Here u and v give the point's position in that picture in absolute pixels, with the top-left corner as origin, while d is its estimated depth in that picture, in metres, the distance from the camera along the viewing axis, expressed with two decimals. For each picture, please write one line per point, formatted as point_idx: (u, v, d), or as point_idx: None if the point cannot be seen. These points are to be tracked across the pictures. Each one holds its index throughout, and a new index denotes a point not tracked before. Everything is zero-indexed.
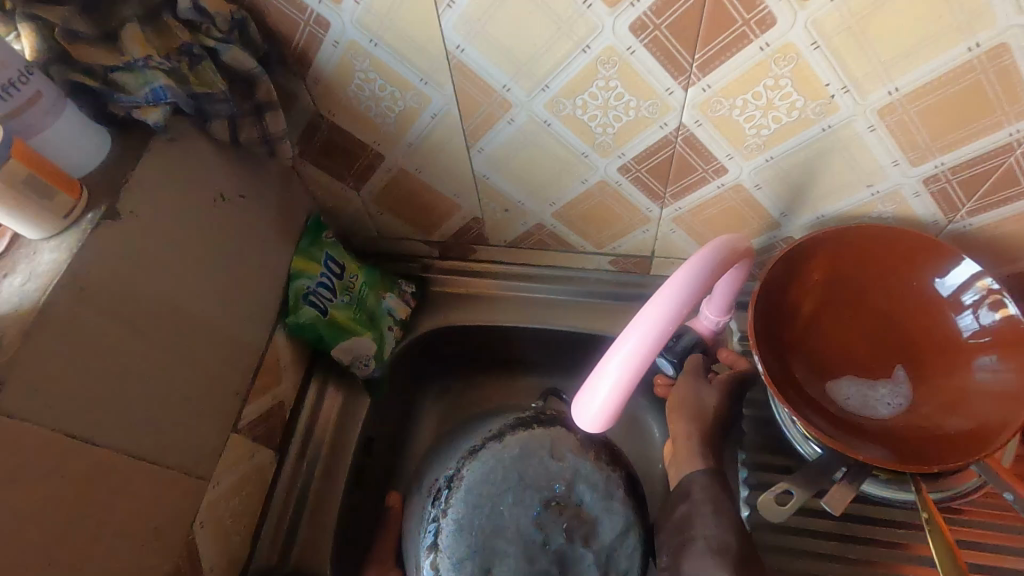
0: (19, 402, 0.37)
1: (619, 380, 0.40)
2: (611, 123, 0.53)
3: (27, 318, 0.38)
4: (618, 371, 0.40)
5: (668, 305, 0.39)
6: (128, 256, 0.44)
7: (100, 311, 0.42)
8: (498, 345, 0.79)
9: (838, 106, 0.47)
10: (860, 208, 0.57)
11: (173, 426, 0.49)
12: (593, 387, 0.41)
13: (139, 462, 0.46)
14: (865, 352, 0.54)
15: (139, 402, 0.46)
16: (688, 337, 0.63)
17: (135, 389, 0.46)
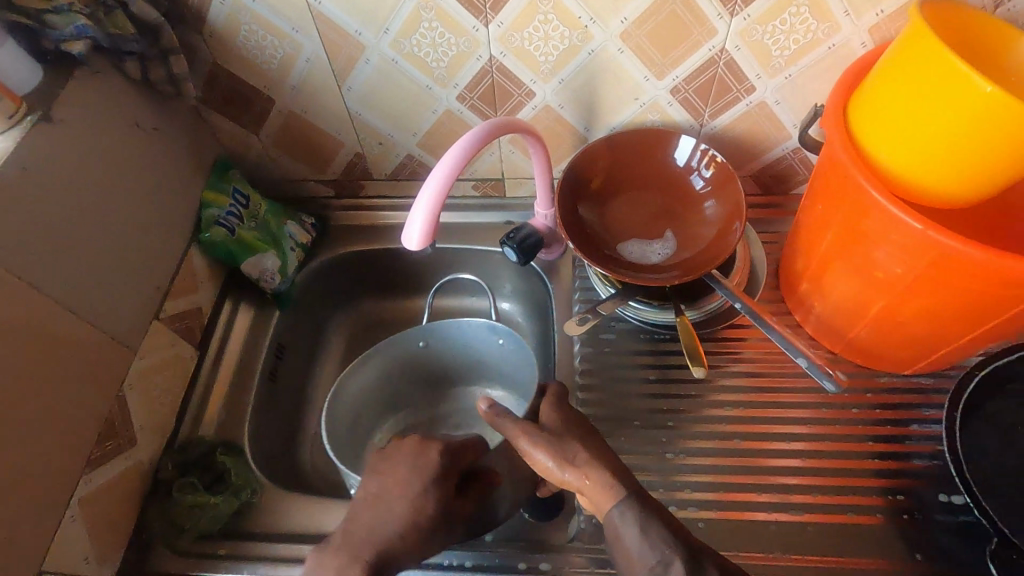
0: None
1: (431, 196, 0.57)
2: (441, 58, 0.71)
3: None
4: (430, 189, 0.57)
5: (463, 142, 0.58)
6: (44, 154, 0.58)
7: (30, 187, 0.57)
8: (395, 267, 0.95)
9: (592, 34, 0.67)
10: (637, 119, 0.77)
11: (105, 296, 0.63)
12: (415, 212, 0.57)
13: (77, 317, 0.60)
14: (642, 221, 0.74)
15: (74, 269, 0.60)
16: (526, 229, 0.80)
17: (68, 258, 0.59)
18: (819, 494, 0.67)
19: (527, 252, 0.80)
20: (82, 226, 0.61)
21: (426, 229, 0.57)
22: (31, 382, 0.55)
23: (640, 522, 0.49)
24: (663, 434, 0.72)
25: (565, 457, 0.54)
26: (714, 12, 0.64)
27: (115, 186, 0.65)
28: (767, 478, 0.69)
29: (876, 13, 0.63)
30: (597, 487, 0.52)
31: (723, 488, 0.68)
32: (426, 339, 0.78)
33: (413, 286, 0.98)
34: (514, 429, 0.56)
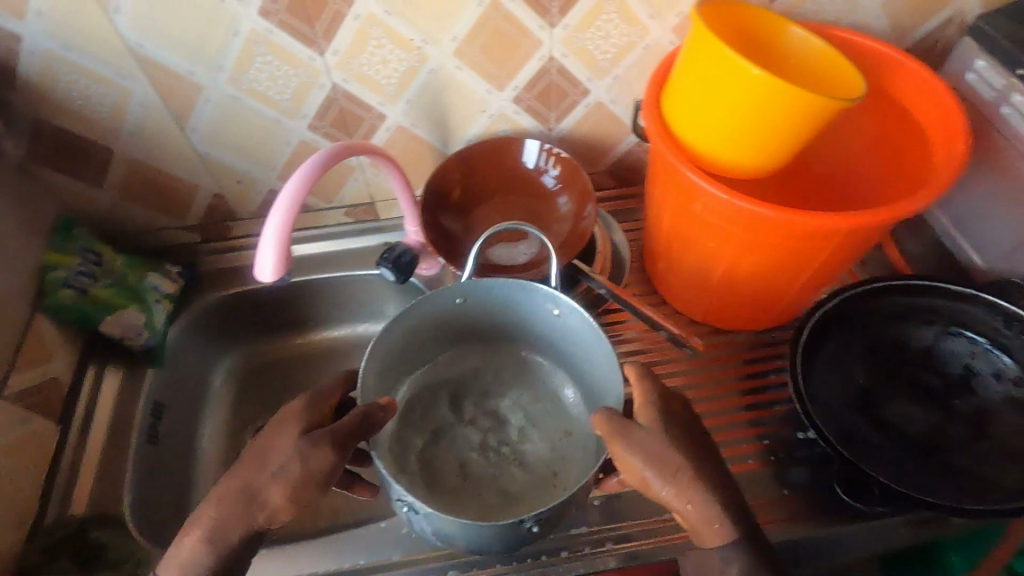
0: None
1: (277, 225, 0.57)
2: (283, 89, 0.71)
3: None
4: (276, 219, 0.57)
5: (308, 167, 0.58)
6: None
7: None
8: (279, 304, 0.93)
9: (427, 53, 0.70)
10: (490, 130, 0.81)
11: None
12: (263, 243, 0.57)
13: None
14: (505, 225, 0.77)
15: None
16: (399, 248, 0.82)
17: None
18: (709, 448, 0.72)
19: (404, 270, 0.81)
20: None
21: (278, 258, 0.57)
22: None
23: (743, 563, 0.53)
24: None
25: (676, 479, 0.54)
26: (535, 25, 0.69)
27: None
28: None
29: (676, 15, 0.71)
30: (714, 522, 0.54)
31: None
32: (463, 296, 0.67)
33: (300, 322, 0.97)
34: (612, 426, 0.55)
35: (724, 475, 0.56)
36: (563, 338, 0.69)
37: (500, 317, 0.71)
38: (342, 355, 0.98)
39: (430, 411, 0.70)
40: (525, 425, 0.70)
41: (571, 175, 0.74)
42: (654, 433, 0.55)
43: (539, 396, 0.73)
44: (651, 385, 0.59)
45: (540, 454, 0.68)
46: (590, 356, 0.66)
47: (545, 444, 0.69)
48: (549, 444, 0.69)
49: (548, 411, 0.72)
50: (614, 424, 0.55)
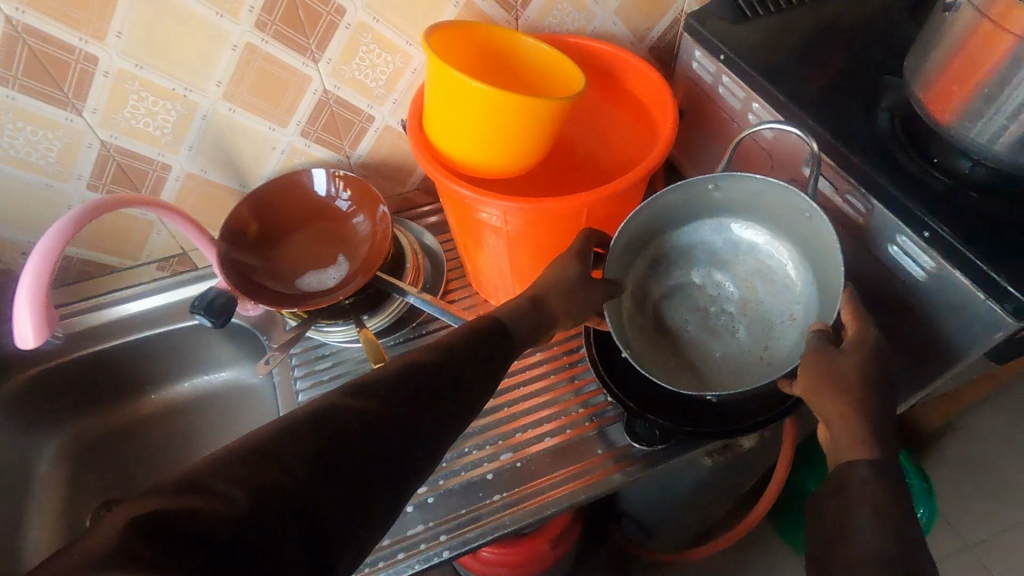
0: None
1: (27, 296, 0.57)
2: (47, 154, 0.70)
3: None
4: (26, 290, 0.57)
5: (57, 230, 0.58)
6: None
7: None
8: (100, 373, 0.90)
9: (196, 101, 0.72)
10: (286, 164, 0.83)
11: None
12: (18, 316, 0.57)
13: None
14: (311, 254, 0.80)
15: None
16: (212, 292, 0.82)
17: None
18: (557, 419, 0.79)
19: (220, 314, 0.80)
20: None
21: (35, 323, 0.57)
22: None
23: (878, 474, 0.48)
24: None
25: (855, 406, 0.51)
26: (299, 62, 0.73)
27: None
28: (520, 421, 0.79)
29: None
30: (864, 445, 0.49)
31: (491, 441, 0.77)
32: (716, 185, 0.68)
33: (130, 385, 0.93)
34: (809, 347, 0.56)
35: (885, 408, 0.52)
36: (805, 237, 0.67)
37: (704, 214, 0.73)
38: (182, 411, 0.95)
39: (666, 278, 0.74)
40: (757, 306, 0.71)
41: (362, 196, 0.78)
42: (853, 353, 0.54)
43: (778, 280, 0.70)
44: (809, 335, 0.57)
45: (716, 354, 0.70)
46: (833, 262, 0.62)
47: (768, 329, 0.69)
48: (754, 326, 0.70)
49: (778, 272, 0.70)
50: (819, 354, 0.55)
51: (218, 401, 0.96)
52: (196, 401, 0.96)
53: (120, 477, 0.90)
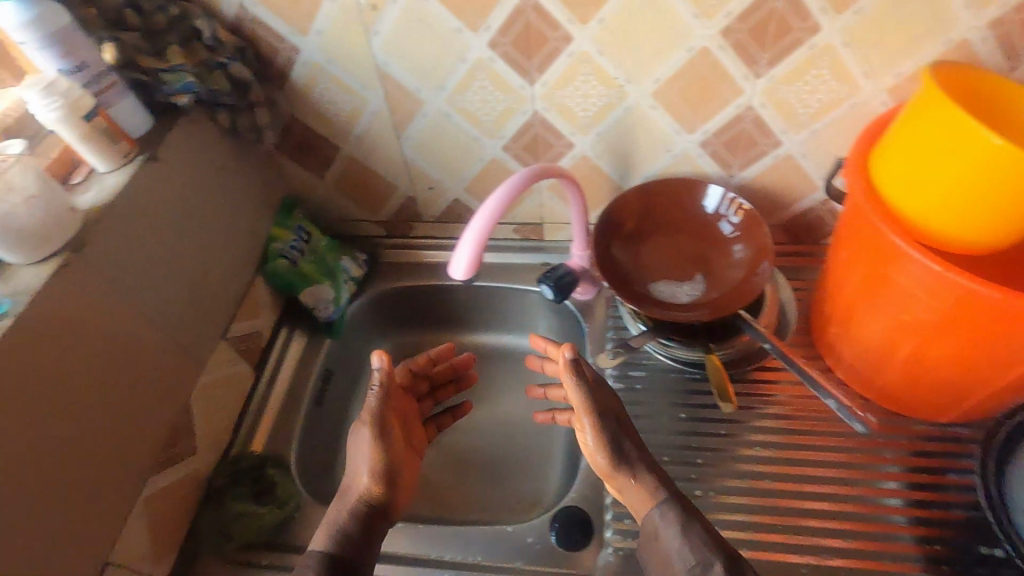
0: (110, 253, 0.60)
1: (474, 235, 0.62)
2: (491, 112, 0.79)
3: (109, 199, 0.62)
4: (475, 229, 0.62)
5: (510, 186, 0.64)
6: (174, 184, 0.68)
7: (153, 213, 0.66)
8: (438, 303, 1.02)
9: (628, 92, 0.74)
10: (669, 169, 0.82)
11: (182, 313, 0.70)
12: (460, 248, 0.63)
13: (157, 327, 0.66)
14: (671, 263, 0.78)
15: (158, 285, 0.66)
16: (562, 269, 0.86)
17: (158, 282, 0.66)
18: (850, 530, 0.67)
19: (563, 290, 0.85)
20: (173, 251, 0.69)
21: (468, 267, 0.63)
22: (116, 390, 0.61)
23: (683, 521, 0.58)
24: (714, 455, 0.74)
25: (620, 452, 0.64)
26: (740, 74, 0.70)
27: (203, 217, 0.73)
28: (803, 504, 0.69)
29: (894, 75, 0.68)
30: (649, 480, 0.62)
31: (754, 509, 0.70)
32: None
33: (453, 320, 1.04)
34: (581, 403, 0.65)
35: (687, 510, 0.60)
36: None
37: None
38: (484, 359, 1.03)
39: None
40: None
41: (751, 224, 0.73)
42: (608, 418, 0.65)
43: None
44: (580, 391, 0.66)
45: None
46: None
47: None
48: None
49: None
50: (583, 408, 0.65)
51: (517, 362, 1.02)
52: (498, 354, 1.04)
53: None
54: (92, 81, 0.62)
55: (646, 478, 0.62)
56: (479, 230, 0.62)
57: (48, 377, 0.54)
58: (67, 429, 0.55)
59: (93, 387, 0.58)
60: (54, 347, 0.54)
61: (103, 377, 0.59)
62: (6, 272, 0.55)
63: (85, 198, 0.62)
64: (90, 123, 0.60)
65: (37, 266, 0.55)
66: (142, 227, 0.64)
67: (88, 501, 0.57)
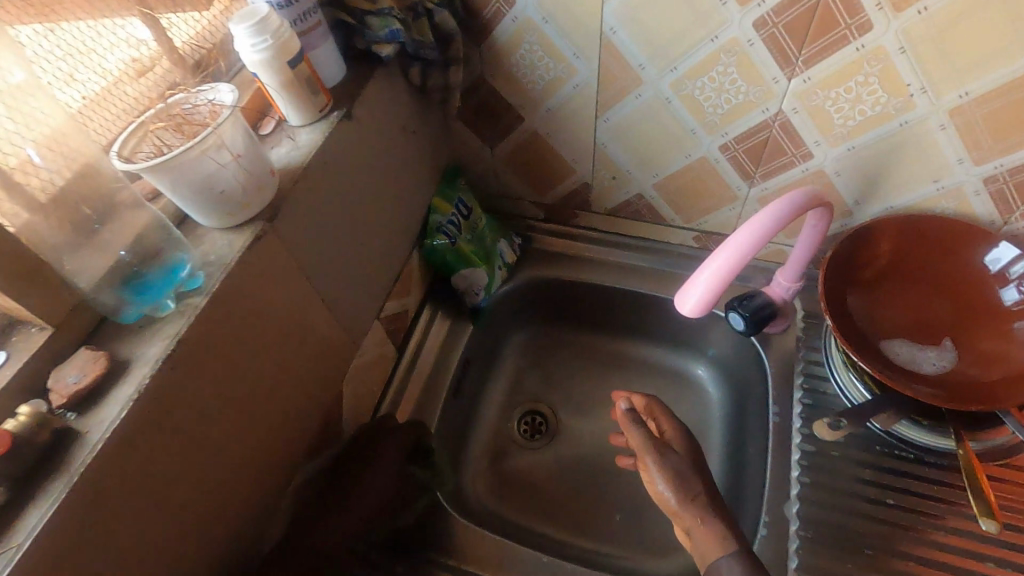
0: (298, 224, 0.52)
1: (724, 264, 0.51)
2: (722, 104, 0.65)
3: (303, 161, 0.53)
4: (726, 257, 0.51)
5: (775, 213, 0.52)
6: (358, 147, 0.60)
7: (340, 179, 0.58)
8: (587, 303, 0.91)
9: (915, 104, 0.58)
10: (926, 202, 0.66)
11: (349, 291, 0.63)
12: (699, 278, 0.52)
13: (328, 306, 0.60)
14: (916, 320, 0.64)
15: (335, 263, 0.59)
16: (760, 298, 0.73)
17: (335, 257, 0.59)
18: None
19: (755, 322, 0.72)
20: (352, 222, 0.61)
21: (696, 309, 0.53)
22: (286, 374, 0.55)
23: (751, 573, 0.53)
24: (897, 553, 0.61)
25: (688, 493, 0.60)
26: None
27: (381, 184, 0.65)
28: None
29: None
30: (711, 524, 0.57)
31: None
32: None
33: (598, 323, 0.94)
34: (644, 444, 0.63)
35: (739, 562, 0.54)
36: None
37: None
38: (625, 371, 0.94)
39: None
40: None
41: None
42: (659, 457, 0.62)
43: None
44: (641, 434, 0.64)
45: None
46: None
47: None
48: None
49: None
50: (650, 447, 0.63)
51: (663, 382, 0.92)
52: (642, 369, 0.94)
53: (556, 399, 0.93)
54: (300, 17, 0.53)
55: (713, 520, 0.58)
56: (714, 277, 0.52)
57: (235, 361, 0.48)
58: (243, 421, 0.50)
59: (269, 371, 0.52)
60: (251, 331, 0.49)
61: (276, 361, 0.53)
62: (197, 234, 0.48)
63: (275, 155, 0.54)
64: (294, 68, 0.52)
65: (232, 232, 0.48)
66: (330, 195, 0.57)
67: (246, 492, 0.53)
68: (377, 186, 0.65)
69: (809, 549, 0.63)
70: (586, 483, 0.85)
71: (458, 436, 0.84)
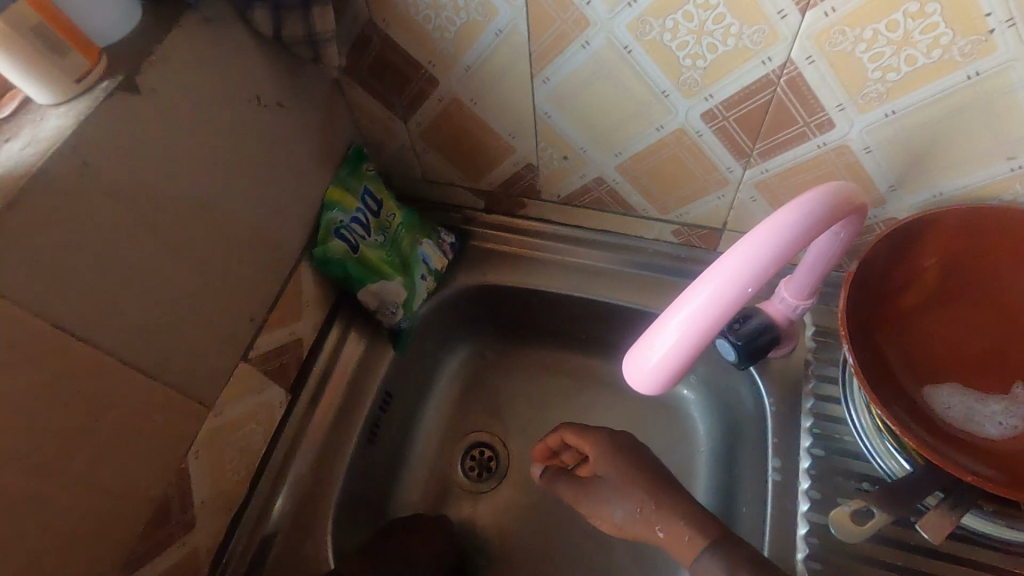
0: None
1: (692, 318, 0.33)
2: (703, 53, 0.45)
3: (36, 160, 0.36)
4: (696, 307, 0.33)
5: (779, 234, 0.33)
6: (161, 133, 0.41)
7: None
8: (541, 312, 0.73)
9: (994, 45, 0.39)
10: (992, 187, 0.47)
11: (172, 337, 0.45)
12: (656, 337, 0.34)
13: (127, 367, 0.42)
14: (975, 358, 0.46)
15: (131, 303, 0.42)
16: (756, 319, 0.55)
17: (129, 297, 0.41)
18: None
19: (751, 353, 0.54)
20: (165, 241, 0.43)
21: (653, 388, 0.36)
22: (47, 480, 0.38)
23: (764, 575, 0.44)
24: None
25: (644, 501, 0.52)
26: None
27: (232, 180, 0.47)
28: None
29: None
30: (687, 530, 0.48)
31: None
32: None
33: (558, 336, 0.76)
34: (573, 496, 0.58)
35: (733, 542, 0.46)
36: None
37: None
38: (592, 393, 0.76)
39: None
40: None
41: None
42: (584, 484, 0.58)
43: None
44: (563, 487, 0.59)
45: None
46: None
47: None
48: None
49: None
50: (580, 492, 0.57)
51: (638, 408, 0.75)
52: (613, 390, 0.76)
53: (508, 429, 0.76)
54: None
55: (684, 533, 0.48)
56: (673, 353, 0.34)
57: None
58: None
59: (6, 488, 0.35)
60: None
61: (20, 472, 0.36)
62: None
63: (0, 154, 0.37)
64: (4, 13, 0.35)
65: None
66: (100, 207, 0.39)
67: None
68: (222, 183, 0.46)
69: None
70: (541, 538, 0.69)
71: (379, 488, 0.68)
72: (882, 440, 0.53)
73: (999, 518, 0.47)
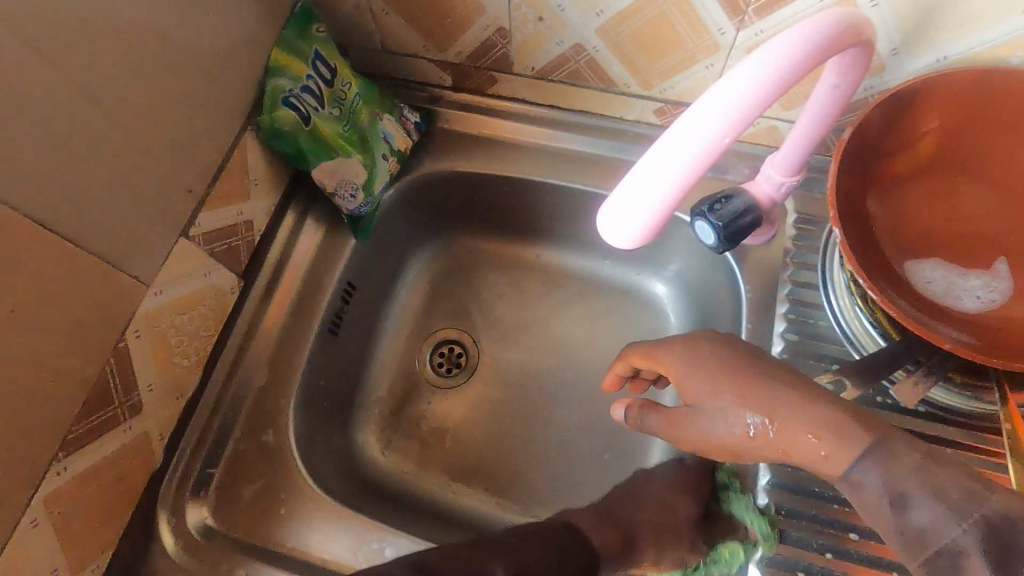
0: None
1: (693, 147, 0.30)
2: None
3: None
4: (699, 133, 0.30)
5: (789, 58, 0.30)
6: None
7: None
8: (513, 202, 0.69)
9: None
10: (999, 49, 0.44)
11: (87, 197, 0.41)
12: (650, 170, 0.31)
13: (31, 224, 0.37)
14: (962, 232, 0.44)
15: (23, 152, 0.37)
16: (740, 200, 0.51)
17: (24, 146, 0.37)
18: None
19: (733, 236, 0.51)
20: (52, 83, 0.38)
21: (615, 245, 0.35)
22: None
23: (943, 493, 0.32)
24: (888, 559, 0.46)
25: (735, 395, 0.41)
26: None
27: (114, 19, 0.41)
28: None
29: None
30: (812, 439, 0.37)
31: None
32: None
33: (533, 229, 0.72)
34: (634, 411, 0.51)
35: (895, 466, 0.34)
36: None
37: None
38: (566, 290, 0.74)
39: None
40: None
41: None
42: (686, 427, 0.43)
43: None
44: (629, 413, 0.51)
45: None
46: None
47: None
48: None
49: None
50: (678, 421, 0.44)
51: (612, 305, 0.73)
52: (588, 287, 0.74)
53: (479, 326, 0.73)
54: None
55: (780, 401, 0.39)
56: (648, 224, 0.32)
57: None
58: None
59: None
60: None
61: None
62: None
63: None
64: None
65: None
66: None
67: None
68: (107, 24, 0.41)
69: (782, 563, 0.47)
70: (513, 430, 0.69)
71: (344, 382, 0.66)
72: (860, 324, 0.51)
73: (968, 389, 0.45)
